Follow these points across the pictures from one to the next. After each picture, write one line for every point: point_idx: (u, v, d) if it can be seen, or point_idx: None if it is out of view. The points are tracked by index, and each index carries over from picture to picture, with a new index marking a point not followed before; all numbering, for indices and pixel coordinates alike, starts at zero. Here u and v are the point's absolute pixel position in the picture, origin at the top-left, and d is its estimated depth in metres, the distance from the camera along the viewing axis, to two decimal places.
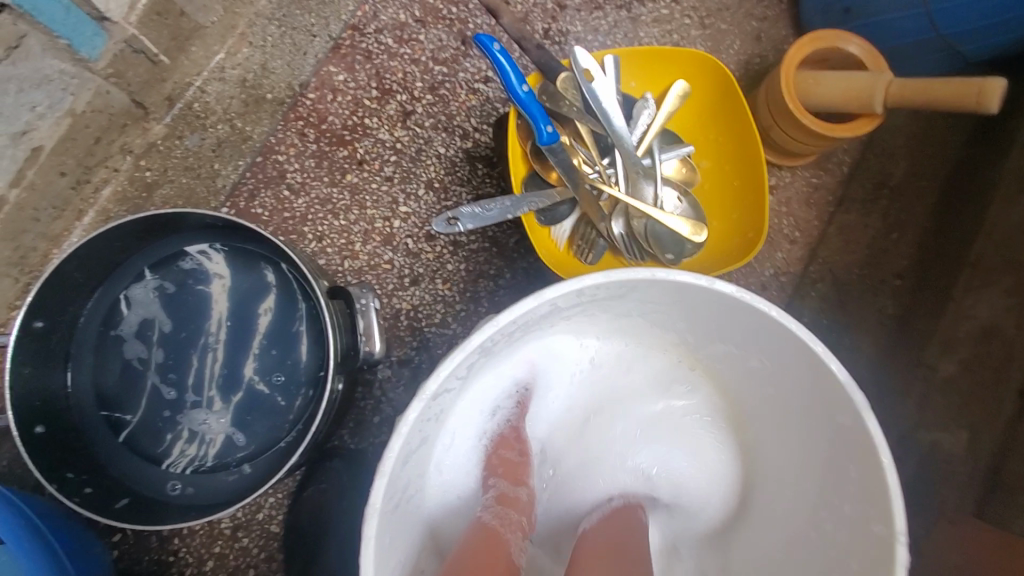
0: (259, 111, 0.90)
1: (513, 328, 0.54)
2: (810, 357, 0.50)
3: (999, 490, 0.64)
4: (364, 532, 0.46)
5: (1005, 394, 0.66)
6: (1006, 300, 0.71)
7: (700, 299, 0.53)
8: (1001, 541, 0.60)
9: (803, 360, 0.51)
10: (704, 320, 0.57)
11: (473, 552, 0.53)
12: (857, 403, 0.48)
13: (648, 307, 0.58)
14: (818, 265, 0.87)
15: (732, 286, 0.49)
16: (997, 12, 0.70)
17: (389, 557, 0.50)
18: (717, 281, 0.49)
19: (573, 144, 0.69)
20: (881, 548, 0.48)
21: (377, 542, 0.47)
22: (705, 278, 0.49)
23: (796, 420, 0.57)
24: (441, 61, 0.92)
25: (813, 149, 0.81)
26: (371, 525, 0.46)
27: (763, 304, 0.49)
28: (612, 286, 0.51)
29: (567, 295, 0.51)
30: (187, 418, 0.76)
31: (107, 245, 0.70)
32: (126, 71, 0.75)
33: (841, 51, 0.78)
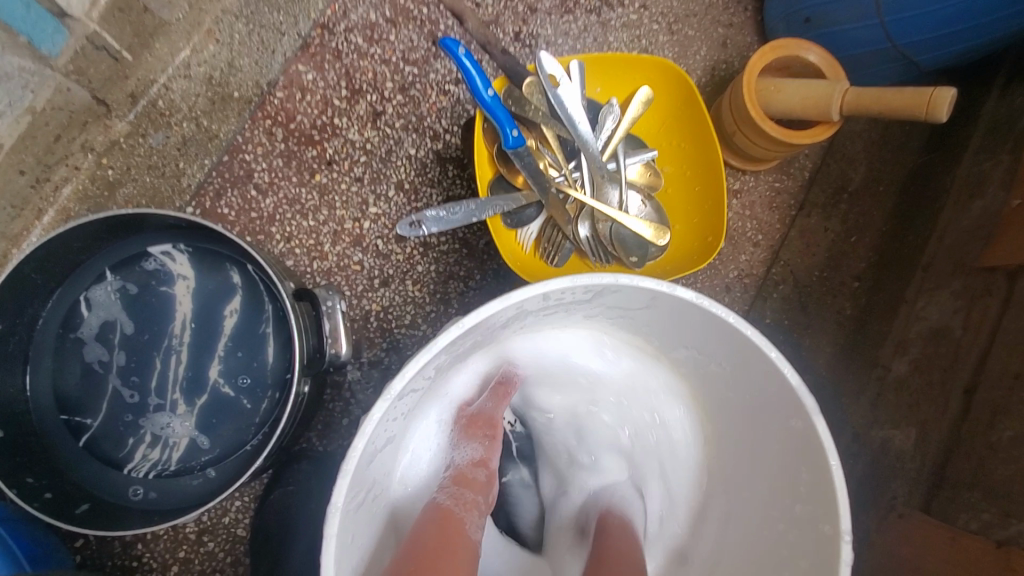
0: (226, 110, 0.89)
1: (479, 330, 0.54)
2: (764, 363, 0.51)
3: (944, 485, 0.66)
4: (326, 531, 0.46)
5: (953, 392, 0.69)
6: (955, 301, 0.74)
7: (660, 304, 0.53)
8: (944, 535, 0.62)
9: (759, 366, 0.52)
10: (667, 325, 0.57)
11: (426, 534, 0.52)
12: (807, 407, 0.49)
13: (615, 310, 0.58)
14: (779, 267, 0.89)
15: (690, 292, 0.50)
16: (945, 25, 0.73)
17: (348, 557, 0.50)
18: (677, 286, 0.50)
19: (539, 148, 0.70)
20: (828, 547, 0.49)
21: (337, 544, 0.47)
22: (665, 285, 0.49)
23: (754, 426, 0.57)
24: (412, 62, 0.92)
25: (774, 154, 0.83)
26: (331, 527, 0.46)
27: (721, 310, 0.50)
28: (575, 292, 0.51)
29: (532, 301, 0.51)
30: (150, 422, 0.75)
31: (65, 246, 0.69)
32: (88, 68, 0.75)
33: (802, 59, 0.80)
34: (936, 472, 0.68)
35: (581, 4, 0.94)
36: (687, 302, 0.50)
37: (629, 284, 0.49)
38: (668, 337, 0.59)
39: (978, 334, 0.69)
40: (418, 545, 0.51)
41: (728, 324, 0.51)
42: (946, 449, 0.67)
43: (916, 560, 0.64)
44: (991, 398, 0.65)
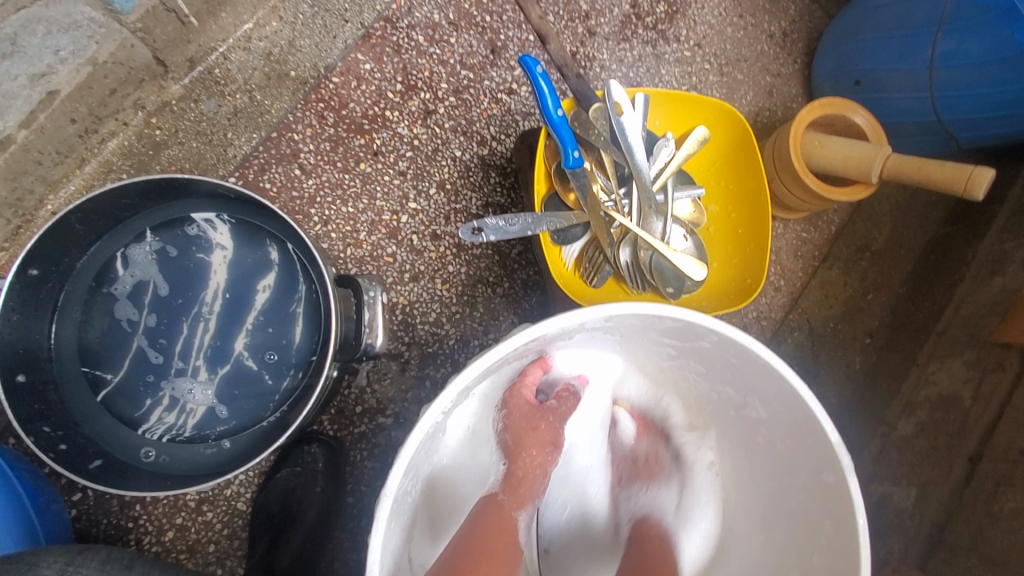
0: (281, 87, 0.89)
1: (541, 339, 0.56)
2: (806, 417, 0.53)
3: (942, 547, 0.69)
4: (377, 515, 0.46)
5: (957, 460, 0.72)
6: (967, 372, 0.76)
7: (716, 342, 0.54)
8: None
9: (801, 419, 0.53)
10: (714, 364, 0.59)
11: (480, 536, 0.54)
12: (843, 466, 0.50)
13: (663, 342, 0.60)
14: (797, 314, 0.92)
15: (748, 336, 0.51)
16: (996, 108, 0.75)
17: (390, 543, 0.50)
18: (736, 329, 0.51)
19: (594, 170, 0.71)
20: None
21: (385, 527, 0.47)
22: (727, 325, 0.51)
23: (779, 472, 0.59)
24: (469, 66, 0.94)
25: (809, 206, 0.87)
26: (384, 509, 0.46)
27: (776, 359, 0.51)
28: (643, 316, 0.52)
29: (599, 320, 0.52)
30: (170, 385, 0.75)
31: (114, 202, 0.69)
32: (154, 28, 0.76)
33: (848, 119, 0.83)
34: (933, 534, 0.70)
35: (639, 34, 0.97)
36: (744, 346, 0.52)
37: (690, 320, 0.51)
38: (711, 375, 0.62)
39: (986, 408, 0.72)
40: (479, 543, 0.54)
41: (779, 375, 0.52)
42: (947, 513, 0.70)
43: None
44: (993, 470, 0.68)
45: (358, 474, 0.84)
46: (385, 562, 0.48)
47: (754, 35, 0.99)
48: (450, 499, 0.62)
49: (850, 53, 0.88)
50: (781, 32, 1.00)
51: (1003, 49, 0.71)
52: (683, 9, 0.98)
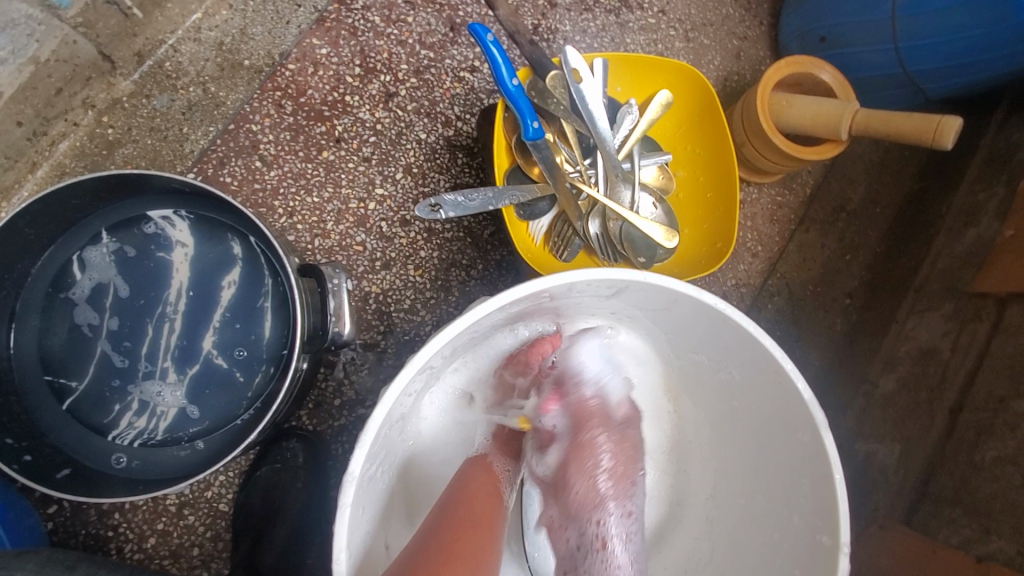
0: (235, 77, 0.87)
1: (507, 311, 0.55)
2: (780, 377, 0.52)
3: (927, 499, 0.68)
4: (341, 501, 0.45)
5: (939, 411, 0.70)
6: (944, 324, 0.75)
7: (684, 306, 0.53)
8: (924, 546, 0.62)
9: (773, 377, 0.53)
10: (685, 330, 0.58)
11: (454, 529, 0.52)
12: (817, 422, 0.50)
13: (636, 310, 0.59)
14: (776, 279, 0.91)
15: (715, 297, 0.50)
16: (955, 56, 0.74)
17: (359, 528, 0.49)
18: (703, 290, 0.50)
19: (557, 142, 0.69)
20: (822, 560, 0.50)
21: (351, 512, 0.46)
22: (692, 286, 0.50)
23: (760, 440, 0.58)
24: (429, 45, 0.91)
25: (782, 168, 0.85)
26: (348, 494, 0.45)
27: (743, 318, 0.50)
28: (602, 282, 0.51)
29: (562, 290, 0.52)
30: (138, 389, 0.73)
31: (63, 202, 0.67)
32: (96, 22, 0.76)
33: (815, 77, 0.81)
34: (919, 487, 0.69)
35: (601, 3, 0.94)
36: (712, 307, 0.51)
37: (651, 283, 0.51)
38: (681, 342, 0.61)
39: (965, 358, 0.71)
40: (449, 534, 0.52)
41: (748, 333, 0.51)
42: (930, 465, 0.69)
43: None
44: (974, 421, 0.67)
45: (341, 468, 0.82)
46: (353, 546, 0.48)
47: None
48: (427, 484, 0.61)
49: (816, 9, 0.86)
50: None
51: None
52: None
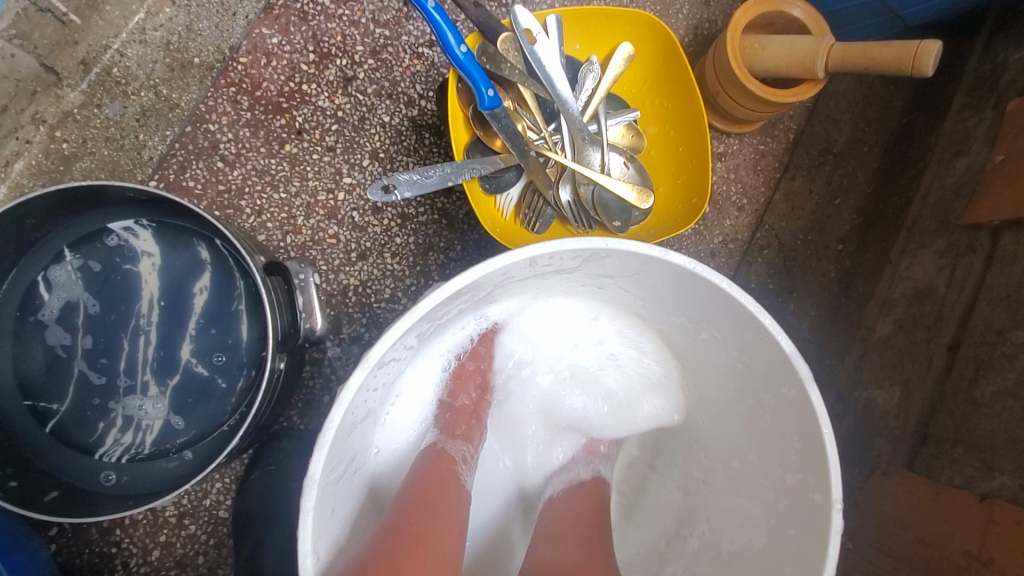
0: (186, 77, 0.84)
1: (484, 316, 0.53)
2: (761, 333, 0.50)
3: (929, 442, 0.65)
4: (303, 504, 0.44)
5: (936, 350, 0.67)
6: (938, 261, 0.72)
7: (655, 269, 0.51)
8: (929, 491, 0.61)
9: (753, 333, 0.51)
10: (660, 294, 0.56)
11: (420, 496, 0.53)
12: (801, 375, 0.48)
13: (608, 279, 0.57)
14: (764, 232, 0.89)
15: (684, 257, 0.48)
16: None
17: (330, 527, 0.49)
18: (670, 251, 0.48)
19: (517, 110, 0.66)
20: (815, 516, 0.49)
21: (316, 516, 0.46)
22: (656, 248, 0.47)
23: (749, 399, 0.56)
24: (383, 23, 0.87)
25: (760, 115, 0.81)
26: (309, 499, 0.44)
27: (714, 275, 0.48)
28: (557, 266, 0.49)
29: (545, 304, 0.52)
30: (120, 404, 0.72)
31: (18, 223, 0.65)
32: (32, 32, 0.71)
33: (786, 15, 0.77)
34: (920, 431, 0.66)
35: None
36: (682, 269, 0.49)
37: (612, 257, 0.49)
38: (658, 308, 0.59)
39: (960, 293, 0.67)
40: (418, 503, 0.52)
41: (722, 290, 0.49)
42: (931, 407, 0.66)
43: (902, 516, 0.62)
44: (973, 355, 0.63)
45: None
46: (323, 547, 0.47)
47: None
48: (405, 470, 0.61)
49: None
50: None
51: None
52: None
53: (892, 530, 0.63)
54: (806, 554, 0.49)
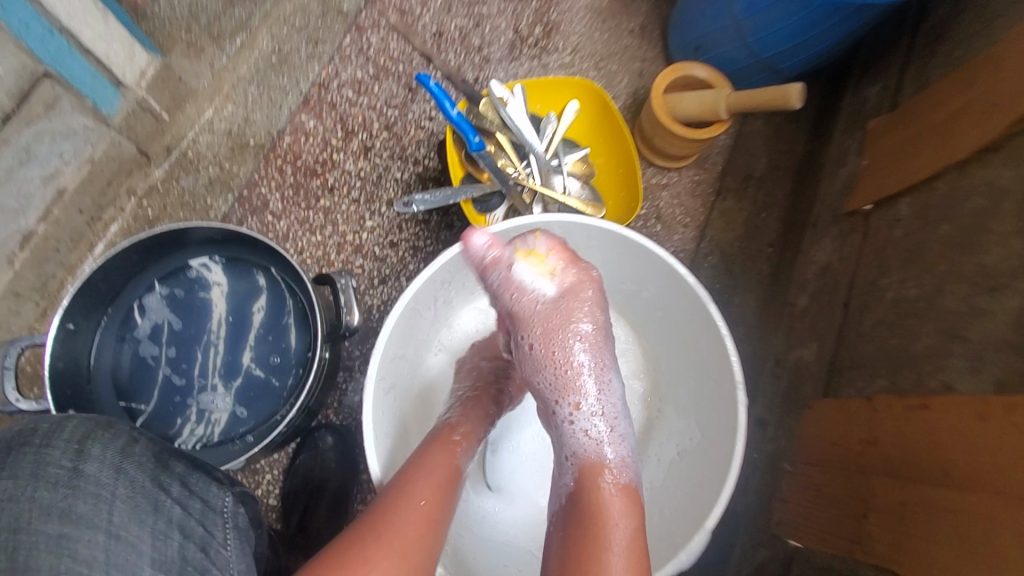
0: (244, 155, 1.09)
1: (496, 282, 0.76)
2: (673, 274, 0.73)
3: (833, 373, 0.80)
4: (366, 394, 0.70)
5: (836, 307, 0.86)
6: (834, 244, 0.93)
7: (597, 238, 0.76)
8: (825, 406, 0.77)
9: (671, 276, 0.74)
10: (607, 263, 0.81)
11: (404, 493, 0.64)
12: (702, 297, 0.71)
13: None
14: (706, 242, 1.10)
15: (615, 224, 0.73)
16: (784, 43, 0.97)
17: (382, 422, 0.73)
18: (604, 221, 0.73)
19: (498, 151, 0.90)
20: (723, 395, 0.71)
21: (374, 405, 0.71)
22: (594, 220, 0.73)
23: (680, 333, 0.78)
24: (394, 106, 1.14)
25: (689, 150, 1.05)
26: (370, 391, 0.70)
27: (636, 236, 0.73)
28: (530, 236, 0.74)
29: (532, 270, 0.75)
30: (195, 401, 0.89)
31: (125, 259, 0.85)
32: (136, 125, 0.98)
33: (693, 77, 1.05)
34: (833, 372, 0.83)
35: (526, 52, 1.21)
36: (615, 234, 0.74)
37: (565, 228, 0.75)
38: (609, 279, 0.83)
39: (849, 262, 0.87)
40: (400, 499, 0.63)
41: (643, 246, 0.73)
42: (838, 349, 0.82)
43: (809, 431, 0.77)
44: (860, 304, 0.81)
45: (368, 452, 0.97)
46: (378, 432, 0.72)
47: (619, 35, 1.24)
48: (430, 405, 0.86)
49: (685, 31, 1.10)
50: (639, 27, 1.24)
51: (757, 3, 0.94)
52: (556, 27, 1.23)
53: (804, 443, 0.78)
54: (723, 423, 0.70)
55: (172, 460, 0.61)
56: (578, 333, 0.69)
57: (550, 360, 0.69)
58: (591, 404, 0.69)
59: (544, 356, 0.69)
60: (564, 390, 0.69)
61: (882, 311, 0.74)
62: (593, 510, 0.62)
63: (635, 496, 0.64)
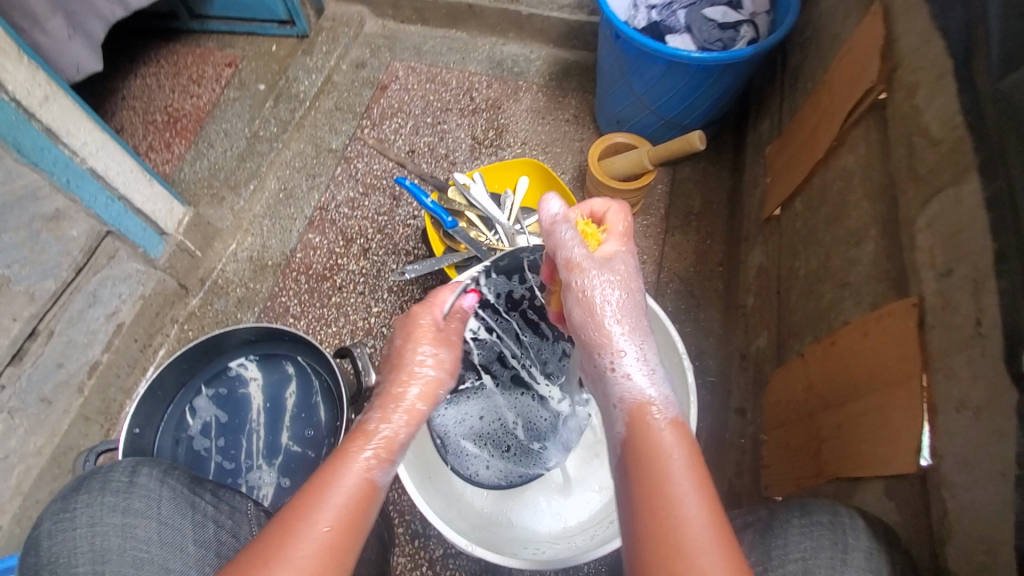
0: (265, 274, 1.31)
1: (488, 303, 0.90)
2: None
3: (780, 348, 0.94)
4: None
5: (773, 295, 1.01)
6: (764, 248, 1.10)
7: None
8: (776, 382, 0.90)
9: None
10: None
11: (324, 472, 0.59)
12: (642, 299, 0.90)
13: None
14: (666, 272, 1.27)
15: None
16: (676, 108, 1.23)
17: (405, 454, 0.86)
18: None
19: (471, 226, 1.10)
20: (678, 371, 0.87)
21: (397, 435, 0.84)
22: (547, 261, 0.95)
23: None
24: (383, 213, 1.38)
25: (630, 200, 1.26)
26: None
27: None
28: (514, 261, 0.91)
29: (523, 288, 0.91)
30: (245, 480, 1.03)
31: (179, 367, 1.02)
32: (176, 263, 1.21)
33: (620, 144, 1.28)
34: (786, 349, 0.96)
35: (485, 151, 1.47)
36: None
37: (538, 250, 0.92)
38: None
39: (776, 257, 1.03)
40: (321, 476, 0.58)
41: None
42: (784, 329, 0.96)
43: (770, 406, 0.90)
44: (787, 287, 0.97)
45: (402, 508, 1.06)
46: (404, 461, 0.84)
47: (557, 126, 1.51)
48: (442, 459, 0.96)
49: (604, 110, 1.37)
50: (572, 117, 1.53)
51: (642, 87, 1.20)
52: (505, 129, 1.51)
53: (770, 418, 0.90)
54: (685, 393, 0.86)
55: (204, 480, 0.74)
56: (615, 283, 0.70)
57: (585, 304, 0.69)
58: (630, 357, 0.66)
59: (588, 295, 0.69)
60: (605, 331, 0.68)
61: (801, 284, 0.90)
62: (652, 456, 0.56)
63: (686, 430, 0.59)
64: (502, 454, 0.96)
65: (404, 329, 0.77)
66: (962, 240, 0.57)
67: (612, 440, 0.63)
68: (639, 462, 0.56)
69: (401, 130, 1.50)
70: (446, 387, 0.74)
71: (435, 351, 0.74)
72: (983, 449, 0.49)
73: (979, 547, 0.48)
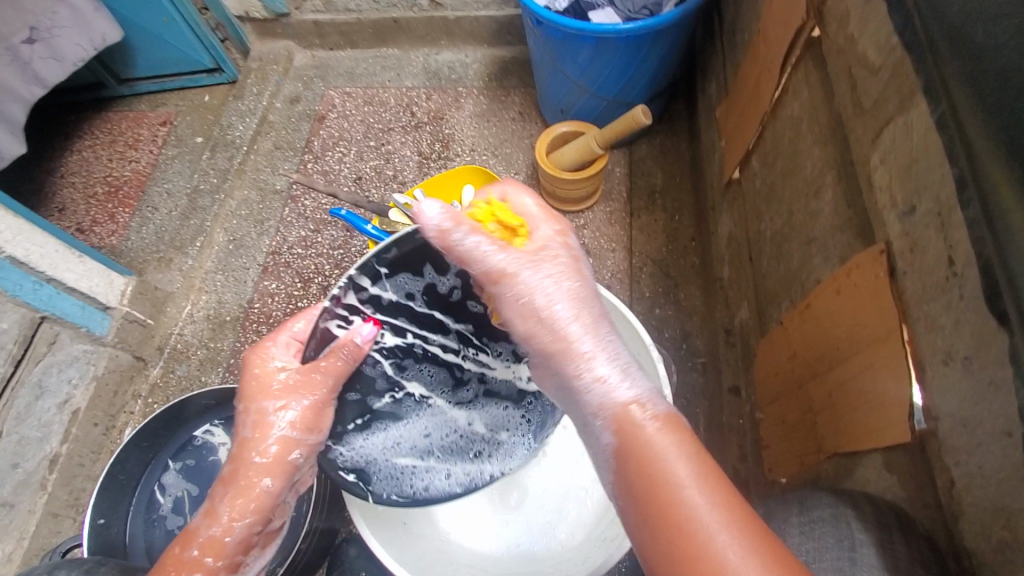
0: (224, 330, 1.24)
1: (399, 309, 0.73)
2: None
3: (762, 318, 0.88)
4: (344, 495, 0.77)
5: (746, 263, 0.95)
6: (731, 214, 1.04)
7: None
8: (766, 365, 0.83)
9: None
10: None
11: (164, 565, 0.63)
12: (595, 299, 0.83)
13: None
14: (638, 256, 1.21)
15: None
16: (614, 87, 1.17)
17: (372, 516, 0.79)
18: None
19: None
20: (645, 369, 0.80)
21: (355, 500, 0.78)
22: None
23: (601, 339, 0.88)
24: (338, 247, 1.32)
25: (586, 188, 1.20)
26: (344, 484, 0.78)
27: None
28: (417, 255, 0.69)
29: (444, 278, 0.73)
30: None
31: (137, 446, 0.96)
32: (127, 336, 1.16)
33: (566, 135, 1.23)
34: None
35: (434, 165, 1.42)
36: None
37: None
38: None
39: (742, 223, 0.97)
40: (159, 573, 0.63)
41: None
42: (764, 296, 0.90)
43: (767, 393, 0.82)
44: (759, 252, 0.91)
45: None
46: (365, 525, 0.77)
47: (504, 127, 1.46)
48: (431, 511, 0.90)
49: (545, 103, 1.32)
50: (518, 114, 1.47)
51: (575, 72, 1.15)
52: (452, 138, 1.45)
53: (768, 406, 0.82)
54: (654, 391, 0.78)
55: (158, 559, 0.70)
56: (554, 272, 0.61)
57: (531, 303, 0.60)
58: (599, 355, 0.58)
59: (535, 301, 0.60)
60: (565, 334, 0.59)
61: (770, 246, 0.84)
62: (664, 480, 0.49)
63: (677, 427, 0.53)
64: (470, 460, 0.79)
65: (245, 388, 0.68)
66: (919, 172, 0.50)
67: (598, 455, 0.56)
68: (649, 492, 0.49)
69: (345, 158, 1.45)
70: (302, 448, 0.68)
71: (305, 407, 0.67)
72: (980, 407, 0.43)
73: (995, 522, 0.42)
